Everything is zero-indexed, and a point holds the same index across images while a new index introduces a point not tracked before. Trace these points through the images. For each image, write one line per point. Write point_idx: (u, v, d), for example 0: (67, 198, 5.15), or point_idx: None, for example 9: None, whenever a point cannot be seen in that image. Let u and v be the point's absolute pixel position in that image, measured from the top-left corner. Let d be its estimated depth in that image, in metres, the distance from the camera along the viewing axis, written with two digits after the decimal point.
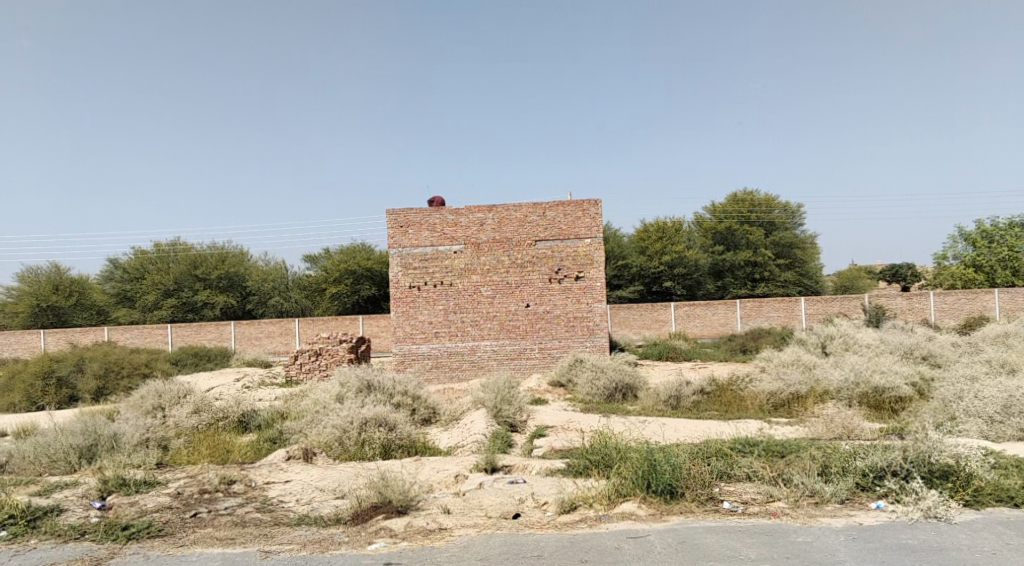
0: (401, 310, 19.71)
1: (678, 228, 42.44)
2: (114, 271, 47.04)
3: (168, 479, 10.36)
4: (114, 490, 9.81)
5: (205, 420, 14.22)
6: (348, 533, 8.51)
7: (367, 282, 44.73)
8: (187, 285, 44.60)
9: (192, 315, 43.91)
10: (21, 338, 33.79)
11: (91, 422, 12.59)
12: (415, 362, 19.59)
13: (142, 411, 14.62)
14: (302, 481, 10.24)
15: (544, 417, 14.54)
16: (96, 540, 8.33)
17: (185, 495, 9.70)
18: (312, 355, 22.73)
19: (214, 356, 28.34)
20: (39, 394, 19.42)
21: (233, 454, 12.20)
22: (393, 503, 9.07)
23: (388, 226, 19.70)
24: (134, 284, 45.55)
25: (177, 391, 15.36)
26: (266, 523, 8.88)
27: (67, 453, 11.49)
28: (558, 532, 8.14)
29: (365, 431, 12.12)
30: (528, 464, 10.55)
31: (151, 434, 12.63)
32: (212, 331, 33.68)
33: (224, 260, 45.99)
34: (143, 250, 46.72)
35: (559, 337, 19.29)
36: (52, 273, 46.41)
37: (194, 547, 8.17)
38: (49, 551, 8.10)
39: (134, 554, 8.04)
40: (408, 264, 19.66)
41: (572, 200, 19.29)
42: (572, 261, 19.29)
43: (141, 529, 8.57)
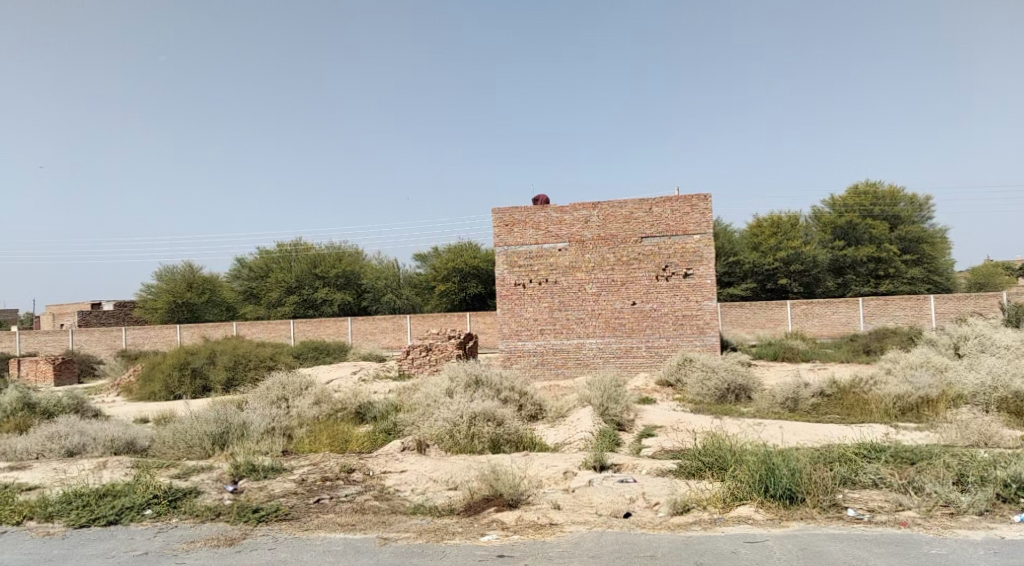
0: (507, 308, 19.93)
1: (794, 223, 41.06)
2: (242, 270, 49.69)
3: (293, 466, 10.85)
4: (245, 475, 10.37)
5: (325, 411, 14.81)
6: (462, 524, 8.67)
7: (474, 280, 45.34)
8: (307, 283, 46.58)
9: (312, 311, 45.77)
10: (159, 332, 36.19)
11: (223, 411, 13.36)
12: (522, 358, 19.75)
13: (268, 401, 15.38)
14: (416, 472, 10.50)
15: (653, 416, 14.37)
16: (230, 522, 8.82)
17: (309, 482, 10.13)
18: (423, 350, 23.29)
19: (333, 351, 29.44)
20: (177, 384, 20.72)
21: (351, 443, 12.65)
22: (504, 496, 9.18)
23: (494, 224, 19.96)
24: (260, 281, 48.00)
25: (299, 383, 16.07)
26: (384, 511, 9.17)
27: (202, 439, 12.22)
28: (672, 533, 8.03)
29: (474, 426, 12.31)
30: (638, 463, 10.47)
31: (276, 423, 13.27)
32: (330, 326, 35.01)
33: (341, 259, 47.70)
34: (267, 249, 49.11)
35: (668, 335, 18.97)
36: (186, 273, 49.49)
37: (318, 532, 8.53)
38: (188, 530, 8.63)
39: (264, 535, 8.46)
40: (513, 262, 19.86)
41: (680, 195, 18.91)
42: (680, 258, 18.92)
43: (270, 512, 9.02)
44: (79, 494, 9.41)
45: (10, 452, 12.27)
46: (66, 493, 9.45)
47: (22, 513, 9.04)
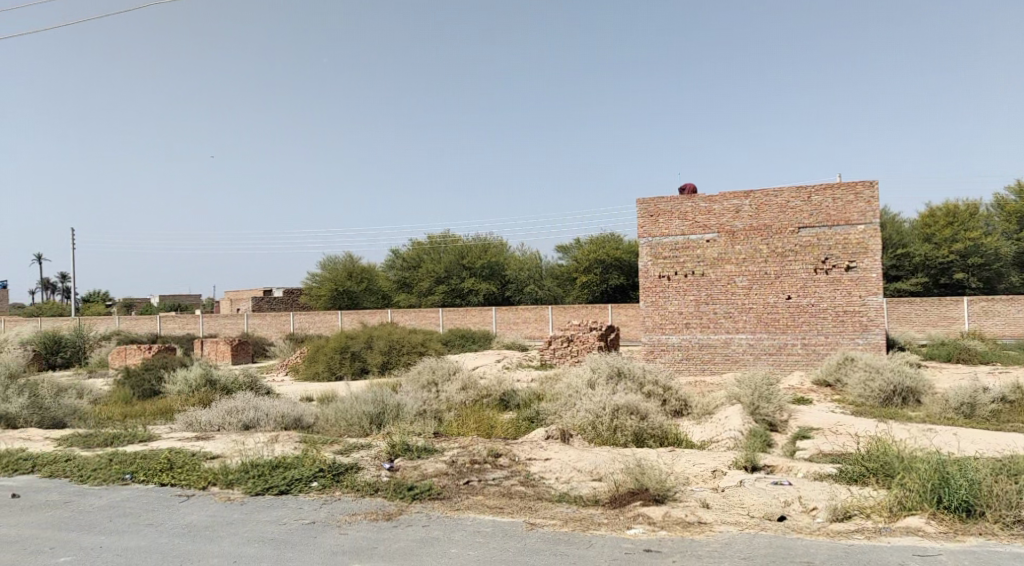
0: (651, 300, 19.64)
1: (972, 212, 37.80)
2: (395, 260, 51.84)
3: (445, 448, 11.20)
4: (400, 453, 10.81)
5: (471, 396, 15.18)
6: (607, 515, 8.63)
7: (616, 272, 44.99)
8: (455, 273, 47.96)
9: (460, 300, 47.05)
10: (321, 317, 38.39)
11: (379, 393, 13.99)
12: (666, 352, 19.40)
13: (419, 385, 15.95)
14: (561, 460, 10.56)
15: (808, 417, 13.73)
16: (387, 497, 9.23)
17: (458, 463, 10.42)
18: (564, 340, 23.36)
19: (478, 339, 30.10)
20: (337, 366, 22.00)
21: (497, 429, 12.89)
22: (651, 491, 9.05)
23: (639, 215, 19.71)
24: (412, 271, 49.93)
25: (448, 368, 16.57)
26: (531, 497, 9.28)
27: (360, 418, 12.85)
28: (831, 540, 7.65)
29: (618, 418, 12.22)
30: (793, 466, 10.04)
31: (427, 406, 13.73)
32: (476, 315, 35.84)
33: (487, 249, 48.68)
34: (419, 240, 50.96)
35: (826, 332, 18.05)
36: (347, 262, 52.36)
37: (468, 512, 8.76)
38: (351, 503, 9.11)
39: (419, 512, 8.79)
40: (658, 253, 19.53)
41: (843, 183, 17.89)
42: (841, 250, 17.93)
43: (423, 490, 9.35)
44: (255, 464, 10.15)
45: (195, 423, 13.42)
46: (244, 463, 10.21)
47: (206, 479, 9.85)
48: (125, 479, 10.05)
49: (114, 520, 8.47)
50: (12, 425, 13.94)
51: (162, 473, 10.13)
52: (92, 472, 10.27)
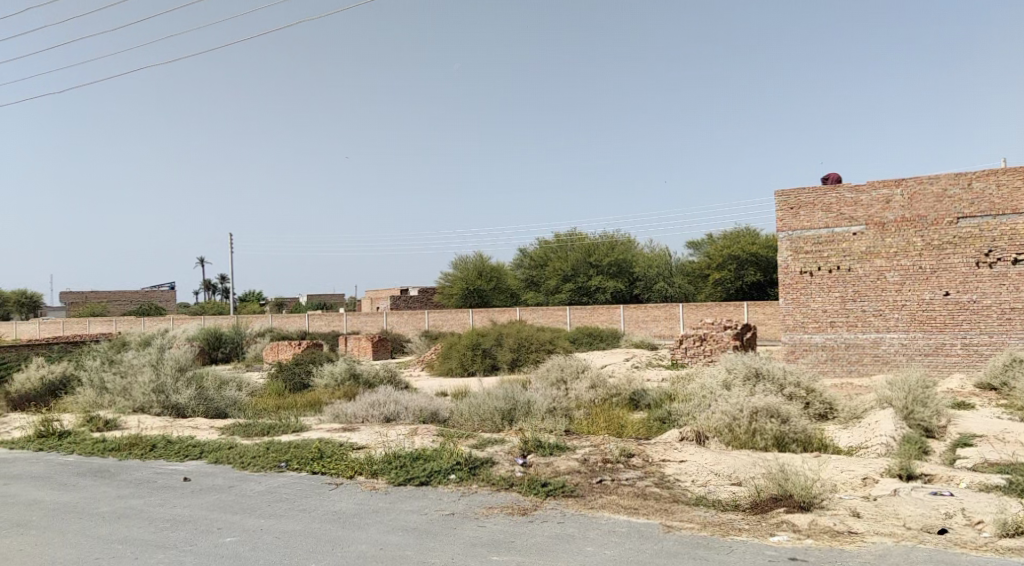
0: (792, 298, 18.85)
1: None
2: (523, 259, 52.34)
3: (577, 445, 11.17)
4: (533, 450, 10.88)
5: (601, 394, 15.07)
6: (748, 521, 8.34)
7: (752, 268, 43.56)
8: (582, 271, 47.90)
9: (587, 298, 46.93)
10: (453, 315, 39.30)
11: (510, 389, 14.15)
12: (808, 353, 18.57)
13: (548, 382, 16.01)
14: (697, 463, 10.30)
15: (970, 423, 12.77)
16: (522, 493, 9.31)
17: (591, 462, 10.36)
18: (697, 340, 22.81)
19: (607, 337, 29.88)
20: (470, 362, 22.48)
21: (628, 429, 12.74)
22: (795, 498, 8.69)
23: (778, 208, 18.97)
24: (539, 270, 50.28)
25: (576, 366, 16.54)
26: (666, 498, 9.11)
27: (492, 414, 13.05)
28: (1000, 557, 7.09)
29: (756, 421, 11.79)
30: (953, 475, 9.37)
31: (557, 404, 13.76)
32: (604, 314, 35.62)
33: (615, 247, 48.32)
34: (547, 239, 51.27)
35: (991, 332, 16.76)
36: (477, 262, 53.43)
37: (602, 511, 8.70)
38: (487, 497, 9.25)
39: (553, 509, 8.81)
40: (799, 248, 18.73)
41: (1009, 168, 16.54)
42: (1008, 242, 16.60)
43: (557, 487, 9.37)
44: (396, 456, 10.49)
45: (341, 415, 14.05)
46: (386, 454, 10.58)
47: (352, 468, 10.28)
48: (279, 467, 10.64)
49: (272, 505, 8.97)
50: (181, 413, 15.07)
51: (311, 462, 10.66)
52: (249, 460, 10.94)
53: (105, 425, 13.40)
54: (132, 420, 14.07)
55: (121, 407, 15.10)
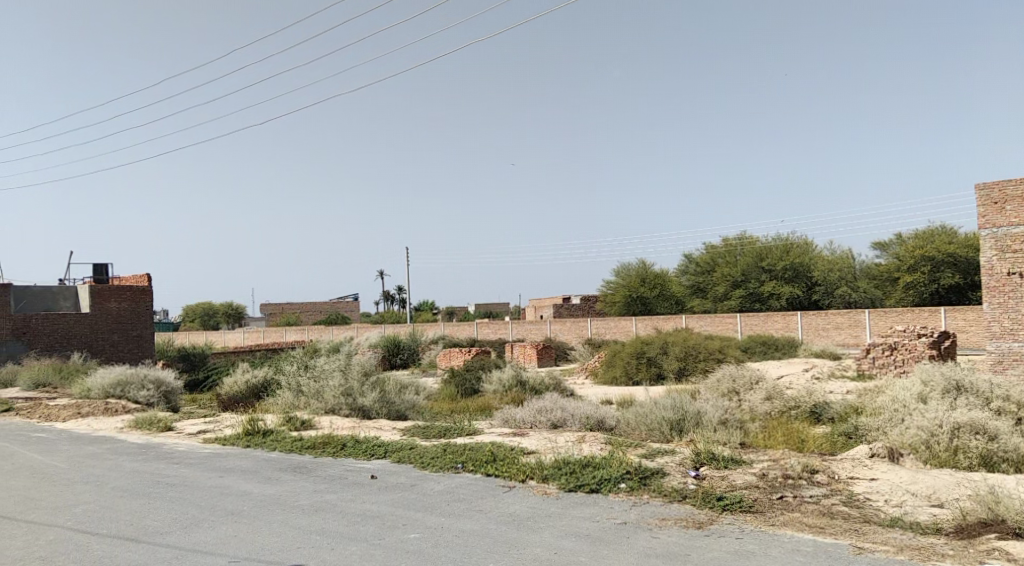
0: (997, 302, 17.21)
1: None
2: (688, 264, 51.07)
3: (754, 459, 10.71)
4: (706, 462, 10.53)
5: (778, 406, 14.36)
6: (954, 546, 7.63)
7: (949, 269, 40.17)
8: (754, 276, 46.17)
9: (759, 304, 45.21)
10: (617, 323, 39.02)
11: (680, 399, 13.82)
12: (1017, 364, 16.82)
13: (719, 393, 15.49)
14: (890, 482, 9.57)
15: None
16: (696, 506, 9.03)
17: (770, 477, 9.88)
18: (887, 349, 21.33)
19: (782, 346, 28.55)
20: (635, 370, 22.25)
21: (809, 444, 12.05)
22: (1009, 524, 7.87)
23: (980, 204, 17.42)
24: (706, 276, 49.08)
25: (750, 376, 15.88)
26: (856, 518, 8.52)
27: (660, 424, 12.81)
28: None
29: (958, 438, 10.80)
30: None
31: (730, 415, 13.25)
32: (779, 321, 34.06)
33: (790, 250, 46.22)
34: (714, 243, 49.83)
35: None
36: (640, 269, 53.04)
37: (785, 529, 8.27)
38: (659, 507, 9.05)
39: (730, 524, 8.47)
40: (1005, 247, 17.10)
41: None
42: None
43: (734, 502, 9.01)
44: (566, 462, 10.52)
45: (511, 421, 14.30)
46: (557, 460, 10.64)
47: (524, 473, 10.41)
48: (456, 468, 10.97)
49: (451, 504, 9.24)
50: (366, 415, 15.92)
51: (486, 465, 10.91)
52: (429, 460, 11.35)
53: (301, 424, 14.41)
54: (324, 421, 15.03)
55: (314, 408, 16.18)
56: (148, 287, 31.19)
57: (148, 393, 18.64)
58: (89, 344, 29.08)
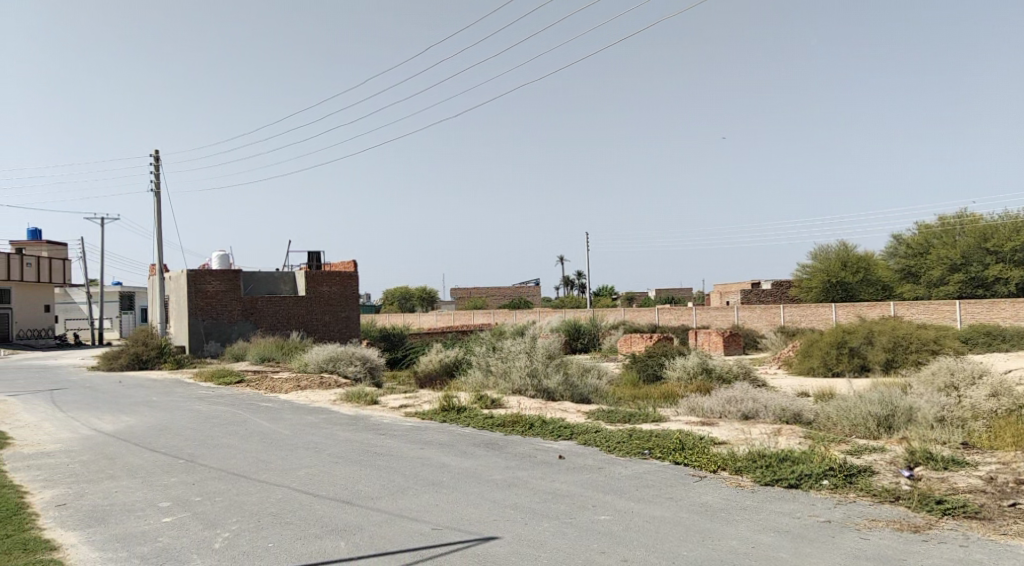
0: None
1: None
2: (897, 247, 47.53)
3: (979, 461, 9.74)
4: (922, 462, 9.71)
5: (1006, 404, 12.95)
6: None
7: None
8: (976, 259, 42.21)
9: (982, 291, 41.40)
10: (815, 310, 36.94)
11: (888, 393, 12.86)
12: None
13: (934, 388, 14.24)
14: None
15: None
16: (911, 508, 8.36)
17: (999, 482, 8.95)
18: None
19: (1010, 337, 25.76)
20: (834, 362, 20.97)
21: None
22: None
23: None
24: (917, 259, 45.41)
25: (972, 370, 14.46)
26: None
27: (866, 419, 11.95)
28: None
29: None
30: None
31: (948, 411, 12.13)
32: (1007, 309, 30.84)
33: (1021, 229, 41.51)
34: (927, 223, 45.77)
35: None
36: (841, 251, 50.05)
37: (1019, 540, 7.44)
38: (867, 508, 8.48)
39: (952, 530, 7.76)
40: None
41: None
42: None
43: (956, 506, 8.24)
44: (762, 455, 10.11)
45: (699, 409, 13.99)
46: (752, 452, 10.25)
47: (717, 463, 10.12)
48: (643, 454, 10.86)
49: (641, 490, 9.16)
50: (551, 397, 16.14)
51: (675, 452, 10.72)
52: (616, 444, 11.33)
53: (491, 403, 14.88)
54: (512, 400, 15.43)
55: (502, 388, 16.65)
56: (354, 272, 33.17)
57: (356, 368, 20.05)
58: (305, 325, 31.62)
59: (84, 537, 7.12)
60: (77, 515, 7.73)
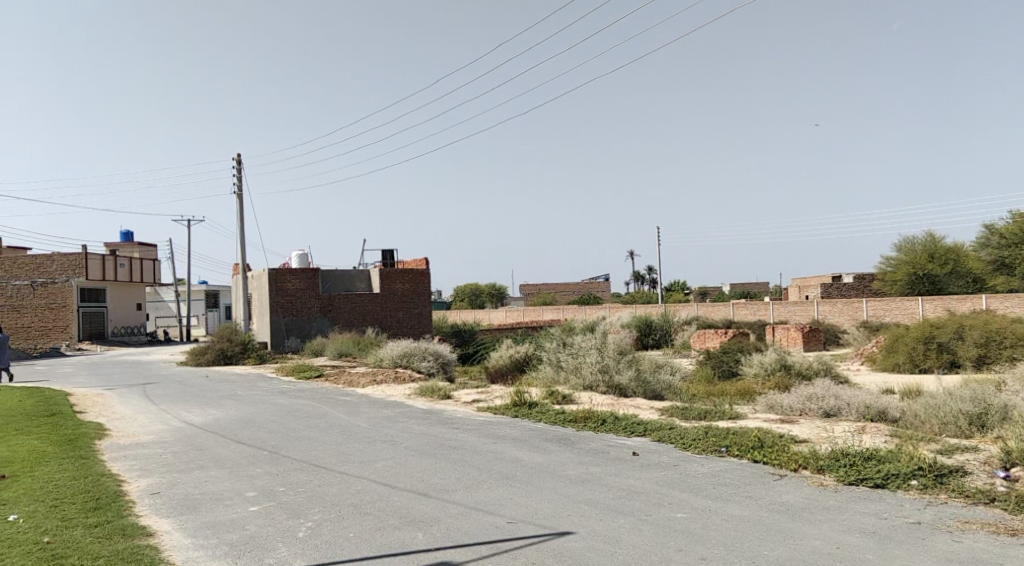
0: None
1: None
2: (989, 237, 45.47)
3: None
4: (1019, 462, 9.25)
5: None
6: None
7: None
8: None
9: None
10: (901, 304, 35.69)
11: (980, 390, 12.30)
12: None
13: None
14: None
15: None
16: (1008, 511, 7.97)
17: None
18: None
19: None
20: (922, 357, 20.26)
21: None
22: None
23: None
24: (1012, 250, 43.34)
25: None
26: None
27: (956, 417, 11.45)
28: None
29: None
30: None
31: None
32: None
33: None
34: (1023, 211, 43.51)
35: None
36: (928, 243, 48.21)
37: None
38: (960, 509, 8.12)
39: None
40: None
41: None
42: None
43: None
44: (846, 454, 9.80)
45: (777, 406, 13.67)
46: (834, 450, 9.94)
47: (797, 461, 9.86)
48: (720, 452, 10.67)
49: (718, 488, 8.99)
50: (624, 393, 16.01)
51: (753, 450, 10.50)
52: (691, 441, 11.16)
53: (563, 398, 14.86)
54: (584, 396, 15.37)
55: (574, 384, 16.61)
56: (426, 270, 33.56)
57: (429, 364, 20.32)
58: (379, 321, 32.18)
59: (178, 524, 7.40)
60: (171, 503, 8.05)
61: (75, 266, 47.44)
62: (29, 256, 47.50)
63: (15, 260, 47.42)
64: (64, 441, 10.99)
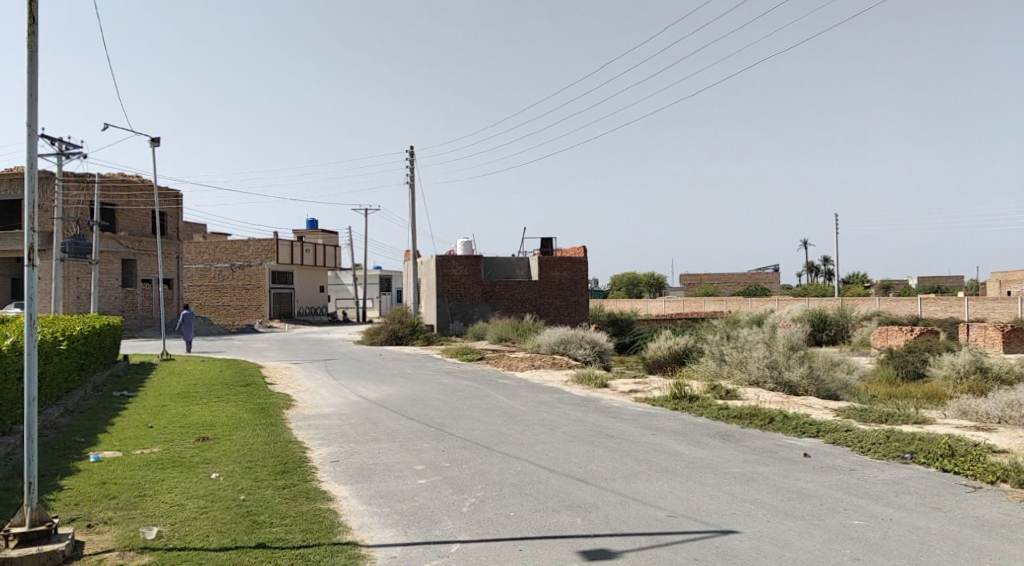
0: None
1: None
2: None
3: None
4: None
5: None
6: None
7: None
8: None
9: None
10: None
11: None
12: None
13: None
14: None
15: None
16: None
17: None
18: None
19: None
20: None
21: None
22: None
23: None
24: None
25: None
26: None
27: None
28: None
29: None
30: None
31: None
32: None
33: None
34: None
35: None
36: None
37: None
38: None
39: None
40: None
41: None
42: None
43: None
44: None
45: (971, 412, 12.53)
46: None
47: (995, 473, 8.98)
48: (904, 459, 9.93)
49: (901, 496, 8.37)
50: (793, 391, 15.26)
51: (943, 458, 9.67)
52: (870, 445, 10.46)
53: (726, 393, 14.38)
54: (749, 392, 14.81)
55: (738, 379, 16.06)
56: (584, 258, 33.58)
57: (586, 352, 20.38)
58: (539, 308, 32.60)
59: (354, 491, 7.86)
60: (347, 471, 8.57)
61: (269, 251, 51.24)
62: (229, 241, 51.89)
63: (218, 243, 51.94)
64: (256, 409, 11.97)
